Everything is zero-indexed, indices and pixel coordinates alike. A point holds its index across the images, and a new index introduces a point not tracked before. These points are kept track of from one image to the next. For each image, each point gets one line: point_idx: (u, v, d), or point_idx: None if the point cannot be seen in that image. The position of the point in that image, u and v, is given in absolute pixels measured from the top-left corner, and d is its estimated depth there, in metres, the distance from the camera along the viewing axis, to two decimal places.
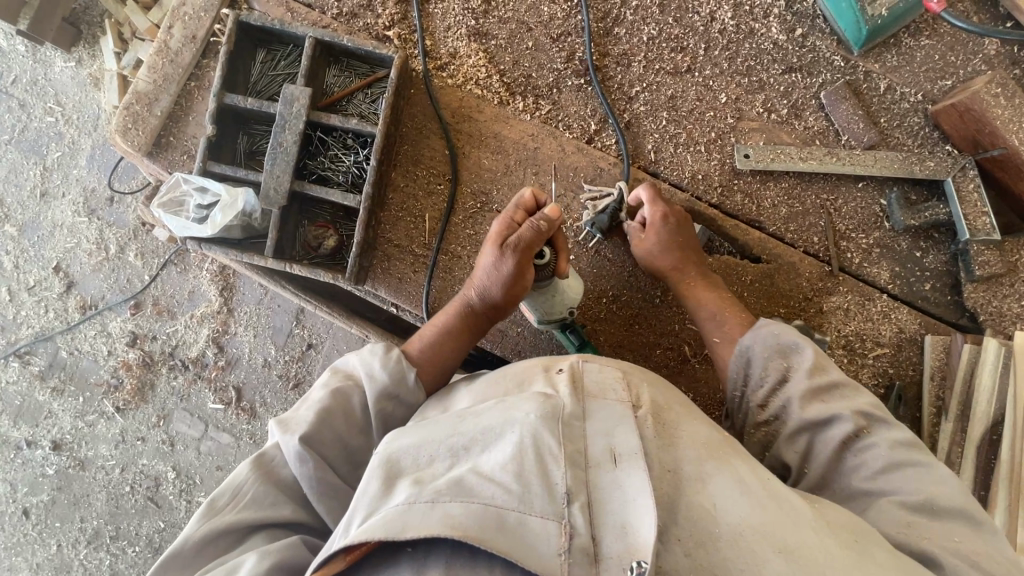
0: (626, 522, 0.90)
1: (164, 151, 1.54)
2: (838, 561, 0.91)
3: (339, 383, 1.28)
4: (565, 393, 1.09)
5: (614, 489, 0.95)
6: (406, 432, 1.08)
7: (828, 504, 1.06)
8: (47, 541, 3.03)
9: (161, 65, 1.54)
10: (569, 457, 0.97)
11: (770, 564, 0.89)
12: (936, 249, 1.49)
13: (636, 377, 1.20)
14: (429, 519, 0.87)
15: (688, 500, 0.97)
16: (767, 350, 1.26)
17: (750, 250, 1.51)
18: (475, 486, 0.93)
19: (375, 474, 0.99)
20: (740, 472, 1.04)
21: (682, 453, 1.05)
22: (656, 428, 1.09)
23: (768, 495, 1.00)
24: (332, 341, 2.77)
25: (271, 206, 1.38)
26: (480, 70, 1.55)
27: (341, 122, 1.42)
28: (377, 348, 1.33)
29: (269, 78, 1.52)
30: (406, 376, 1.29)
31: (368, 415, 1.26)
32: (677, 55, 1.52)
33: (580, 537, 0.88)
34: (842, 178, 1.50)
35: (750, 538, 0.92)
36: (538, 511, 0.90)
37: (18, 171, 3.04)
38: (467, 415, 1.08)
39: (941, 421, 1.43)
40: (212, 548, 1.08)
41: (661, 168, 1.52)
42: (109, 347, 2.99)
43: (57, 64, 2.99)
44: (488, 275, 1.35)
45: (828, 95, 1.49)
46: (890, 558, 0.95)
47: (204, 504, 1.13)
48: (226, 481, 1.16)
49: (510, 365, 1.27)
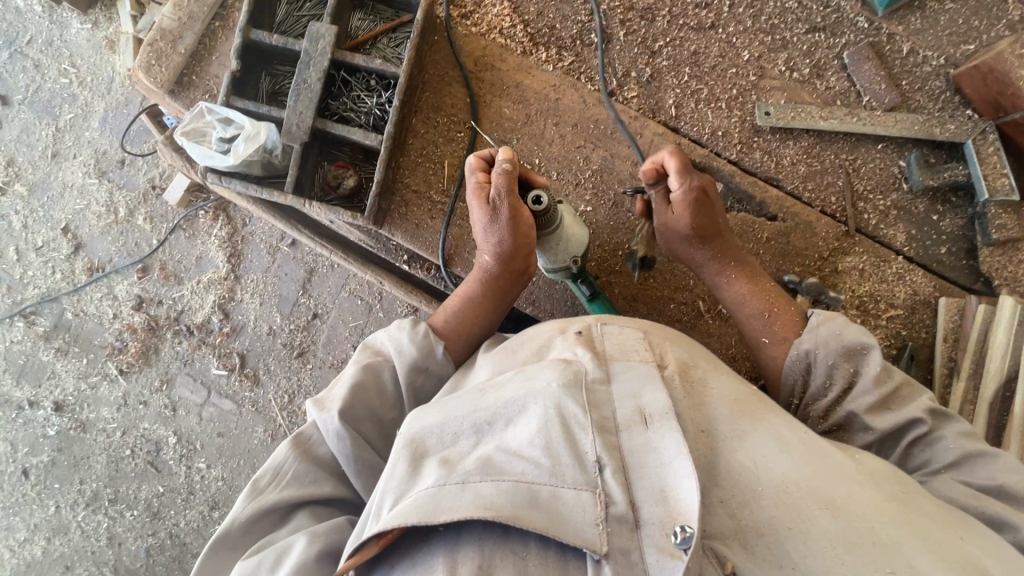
0: (664, 486, 0.91)
1: (187, 90, 1.55)
2: (887, 514, 0.88)
3: (368, 360, 1.28)
4: (585, 358, 1.08)
5: (648, 452, 0.95)
6: (427, 410, 1.06)
7: (865, 455, 1.05)
8: (46, 502, 3.02)
9: (187, 4, 1.56)
10: (598, 424, 0.97)
11: (816, 518, 0.88)
12: (953, 213, 1.50)
13: (658, 336, 1.19)
14: (461, 501, 0.88)
15: (726, 461, 0.97)
16: (833, 353, 1.22)
17: (767, 208, 1.52)
18: (505, 464, 0.94)
19: (401, 455, 0.98)
20: (775, 428, 1.02)
21: (714, 413, 1.05)
22: (684, 388, 1.08)
23: (806, 450, 0.99)
24: (338, 312, 2.74)
25: (293, 141, 1.40)
26: (504, 20, 1.59)
27: (365, 62, 1.44)
28: (403, 325, 1.32)
29: (295, 18, 1.56)
30: (433, 348, 1.29)
31: (399, 390, 1.26)
32: (701, 11, 1.55)
33: (617, 505, 0.89)
34: (861, 139, 1.52)
35: (794, 494, 0.91)
36: (570, 483, 0.91)
37: (29, 131, 3.02)
38: (487, 389, 1.07)
39: (953, 381, 1.44)
40: (260, 526, 1.09)
41: (681, 124, 1.55)
42: (115, 310, 2.96)
43: (73, 25, 2.97)
44: (487, 233, 1.35)
45: (851, 55, 1.52)
46: (932, 512, 0.93)
47: (248, 484, 1.13)
48: (267, 461, 1.16)
49: (530, 331, 1.25)
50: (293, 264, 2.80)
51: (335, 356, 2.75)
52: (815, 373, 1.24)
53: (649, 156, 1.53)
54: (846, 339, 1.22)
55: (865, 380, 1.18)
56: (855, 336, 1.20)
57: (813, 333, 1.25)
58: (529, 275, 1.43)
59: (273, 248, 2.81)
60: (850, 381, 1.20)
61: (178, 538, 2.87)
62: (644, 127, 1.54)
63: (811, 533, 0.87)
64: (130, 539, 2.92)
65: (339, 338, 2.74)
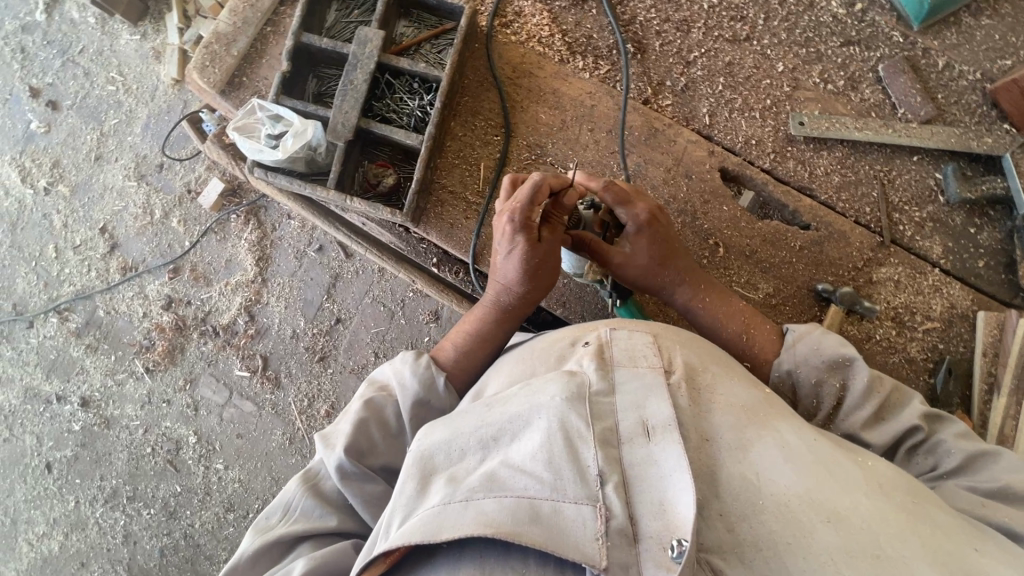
0: (664, 500, 0.90)
1: (237, 90, 1.65)
2: (892, 527, 0.86)
3: (372, 394, 1.30)
4: (591, 369, 1.08)
5: (649, 465, 0.95)
6: (437, 426, 1.07)
7: (873, 461, 1.02)
8: (66, 497, 3.05)
9: (242, 10, 1.66)
10: (601, 437, 0.97)
11: (816, 533, 0.86)
12: (991, 226, 1.50)
13: (669, 339, 1.18)
14: (463, 519, 0.88)
15: (728, 472, 0.96)
16: (814, 369, 1.26)
17: (801, 217, 1.54)
18: (508, 479, 0.93)
19: (410, 473, 0.99)
20: (783, 437, 1.00)
21: (719, 422, 1.03)
22: (690, 394, 1.07)
23: (813, 459, 0.96)
24: (360, 317, 2.79)
25: (337, 139, 1.46)
26: (544, 29, 1.65)
27: (409, 65, 1.51)
28: (406, 357, 1.35)
29: (343, 25, 1.65)
30: (435, 381, 1.30)
31: (402, 422, 1.28)
32: (736, 24, 1.60)
33: (617, 519, 0.88)
34: (897, 151, 1.53)
35: (796, 506, 0.89)
36: (571, 497, 0.90)
37: (75, 135, 3.14)
38: (494, 403, 1.07)
39: (994, 397, 1.42)
40: (268, 559, 1.12)
41: (715, 132, 1.58)
42: (145, 309, 3.03)
43: (123, 36, 3.09)
44: (522, 270, 1.32)
45: (887, 68, 1.54)
46: (942, 521, 0.91)
47: (254, 524, 1.17)
48: (277, 499, 1.20)
49: (541, 342, 1.25)
50: (319, 269, 2.85)
51: (355, 361, 2.78)
52: (802, 394, 1.28)
53: (683, 163, 1.56)
54: (823, 352, 1.26)
55: (857, 387, 1.21)
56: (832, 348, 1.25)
57: (791, 352, 1.29)
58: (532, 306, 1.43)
59: (300, 252, 2.87)
60: (838, 398, 1.23)
61: (193, 539, 2.88)
62: (679, 134, 1.57)
63: (812, 548, 0.85)
64: (146, 537, 2.93)
65: (360, 344, 2.78)
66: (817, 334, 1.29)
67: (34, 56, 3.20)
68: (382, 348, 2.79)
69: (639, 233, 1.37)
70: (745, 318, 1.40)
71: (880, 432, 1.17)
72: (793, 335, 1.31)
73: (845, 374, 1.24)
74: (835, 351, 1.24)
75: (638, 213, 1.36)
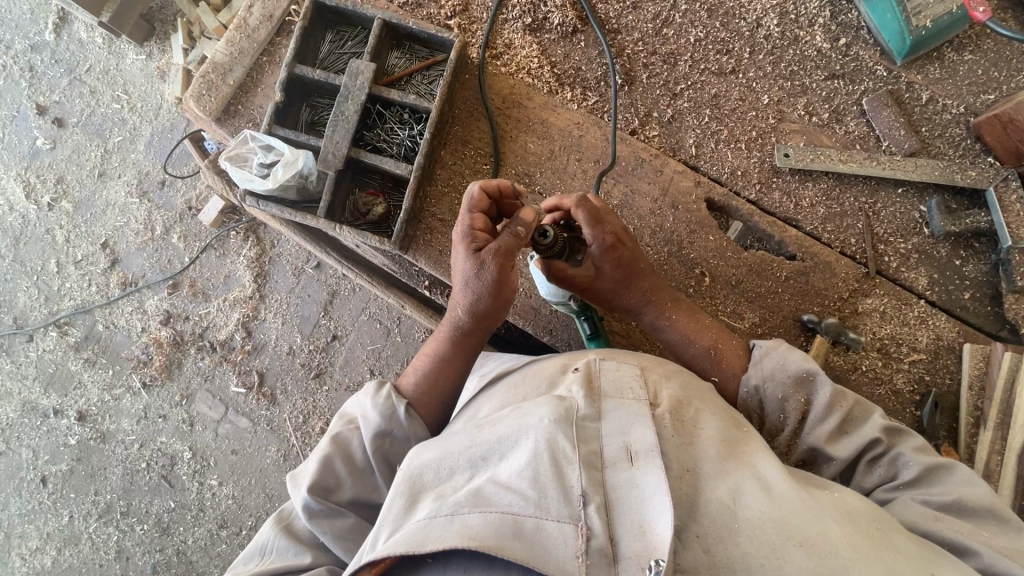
0: (643, 522, 0.89)
1: (233, 118, 1.71)
2: (861, 552, 0.87)
3: (338, 429, 1.33)
4: (580, 394, 1.08)
5: (631, 489, 0.94)
6: (428, 447, 1.08)
7: (844, 491, 1.04)
8: (61, 511, 3.05)
9: (238, 40, 1.72)
10: (586, 459, 0.96)
11: (787, 556, 0.86)
12: (976, 258, 1.52)
13: (656, 373, 1.19)
14: (447, 532, 0.87)
15: (706, 498, 0.96)
16: (781, 385, 1.27)
17: (787, 247, 1.56)
18: (493, 495, 0.92)
19: (399, 491, 1.00)
20: (760, 469, 1.01)
21: (701, 452, 1.03)
22: (674, 427, 1.07)
23: (788, 489, 0.97)
24: (356, 335, 2.80)
25: (328, 168, 1.52)
26: (533, 61, 1.68)
27: (399, 97, 1.56)
28: (369, 390, 1.37)
29: (336, 55, 1.70)
30: (395, 411, 1.31)
31: (367, 456, 1.29)
32: (722, 57, 1.63)
33: (597, 538, 0.87)
34: (882, 182, 1.56)
35: (769, 531, 0.90)
36: (554, 515, 0.89)
37: (80, 151, 3.18)
38: (485, 425, 1.08)
39: (980, 431, 1.44)
40: None
41: (701, 163, 1.61)
42: (144, 324, 3.05)
43: (129, 56, 3.13)
44: (468, 285, 1.35)
45: (871, 101, 1.57)
46: (907, 547, 0.91)
47: (231, 570, 1.19)
48: (254, 541, 1.22)
49: (532, 367, 1.26)
50: (316, 286, 2.87)
51: (350, 378, 2.79)
52: (769, 408, 1.27)
53: (669, 193, 1.59)
54: (789, 368, 1.27)
55: (820, 403, 1.22)
56: (797, 364, 1.26)
57: (759, 367, 1.30)
58: (490, 330, 1.44)
59: (298, 269, 2.89)
60: (804, 411, 1.24)
61: (185, 556, 2.87)
62: (664, 165, 1.60)
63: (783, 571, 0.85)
64: (139, 553, 2.92)
65: (356, 361, 2.79)
66: (783, 351, 1.30)
67: (42, 74, 3.25)
68: (377, 365, 2.79)
69: (604, 254, 1.36)
70: (719, 338, 1.40)
71: (843, 445, 1.18)
72: (761, 351, 1.32)
73: (811, 389, 1.25)
74: (800, 366, 1.26)
75: (604, 235, 1.35)
